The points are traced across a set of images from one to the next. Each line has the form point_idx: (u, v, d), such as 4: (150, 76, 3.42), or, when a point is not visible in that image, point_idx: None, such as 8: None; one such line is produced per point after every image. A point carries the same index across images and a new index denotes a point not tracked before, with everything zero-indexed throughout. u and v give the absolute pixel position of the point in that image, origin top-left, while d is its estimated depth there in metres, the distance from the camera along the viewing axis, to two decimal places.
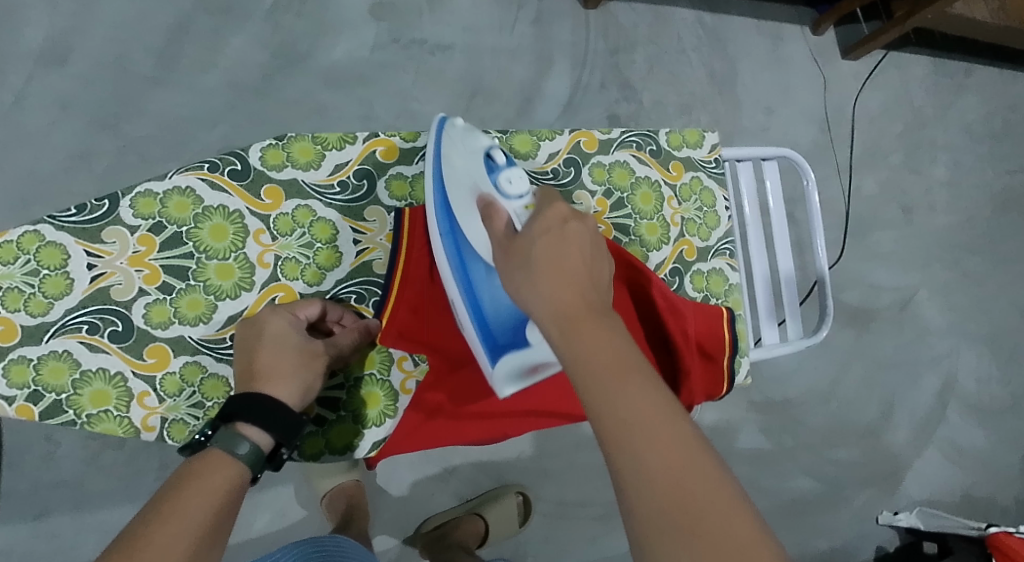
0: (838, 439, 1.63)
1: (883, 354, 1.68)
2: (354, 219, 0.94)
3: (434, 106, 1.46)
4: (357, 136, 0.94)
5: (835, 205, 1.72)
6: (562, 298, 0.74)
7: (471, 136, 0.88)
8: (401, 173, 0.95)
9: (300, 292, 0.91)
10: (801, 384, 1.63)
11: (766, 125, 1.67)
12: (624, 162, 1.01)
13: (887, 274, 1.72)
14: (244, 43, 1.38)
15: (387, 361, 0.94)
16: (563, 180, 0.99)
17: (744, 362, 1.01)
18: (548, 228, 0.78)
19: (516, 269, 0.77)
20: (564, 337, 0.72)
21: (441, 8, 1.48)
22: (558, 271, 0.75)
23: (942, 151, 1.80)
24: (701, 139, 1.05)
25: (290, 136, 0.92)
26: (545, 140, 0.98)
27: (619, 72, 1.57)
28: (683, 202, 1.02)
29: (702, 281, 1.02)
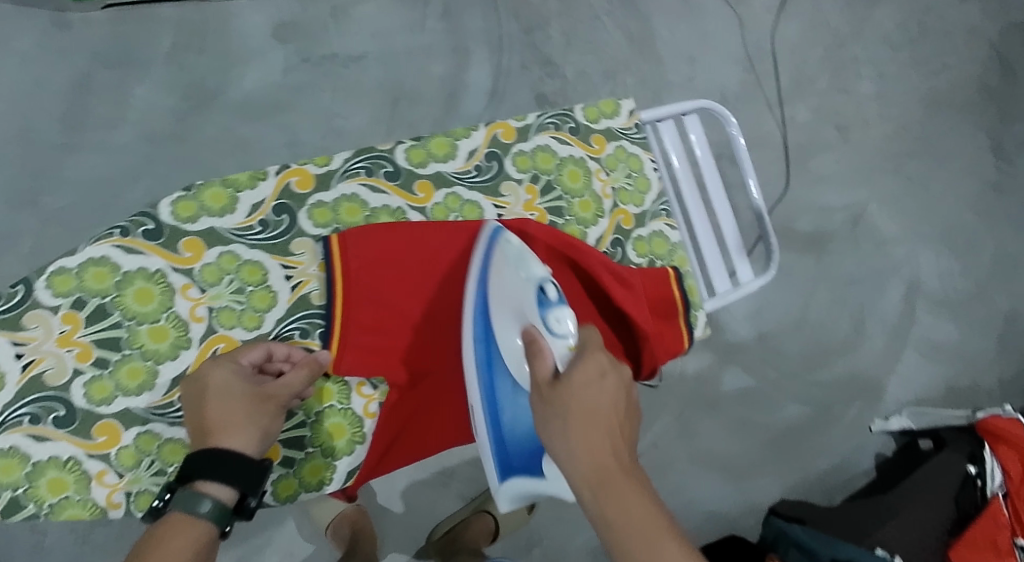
0: (818, 364, 1.65)
1: (846, 273, 1.71)
2: (282, 255, 0.91)
3: (359, 117, 1.44)
4: (268, 170, 0.92)
5: (772, 139, 1.73)
6: (600, 461, 0.79)
7: (525, 262, 0.87)
8: (321, 201, 0.93)
9: (241, 340, 0.89)
10: (772, 319, 1.65)
11: (691, 75, 1.68)
12: (545, 145, 1.00)
13: (835, 195, 1.75)
14: (151, 91, 1.36)
15: (345, 390, 0.92)
16: (488, 175, 0.97)
17: (700, 315, 1.01)
18: (587, 381, 0.81)
19: (553, 418, 0.81)
20: (599, 495, 0.78)
21: (345, 20, 1.46)
22: (594, 431, 0.79)
23: (865, 67, 1.82)
24: (617, 108, 1.05)
25: (198, 184, 0.89)
26: (461, 138, 0.97)
27: (536, 48, 1.56)
28: (611, 173, 1.02)
29: (644, 246, 1.02)
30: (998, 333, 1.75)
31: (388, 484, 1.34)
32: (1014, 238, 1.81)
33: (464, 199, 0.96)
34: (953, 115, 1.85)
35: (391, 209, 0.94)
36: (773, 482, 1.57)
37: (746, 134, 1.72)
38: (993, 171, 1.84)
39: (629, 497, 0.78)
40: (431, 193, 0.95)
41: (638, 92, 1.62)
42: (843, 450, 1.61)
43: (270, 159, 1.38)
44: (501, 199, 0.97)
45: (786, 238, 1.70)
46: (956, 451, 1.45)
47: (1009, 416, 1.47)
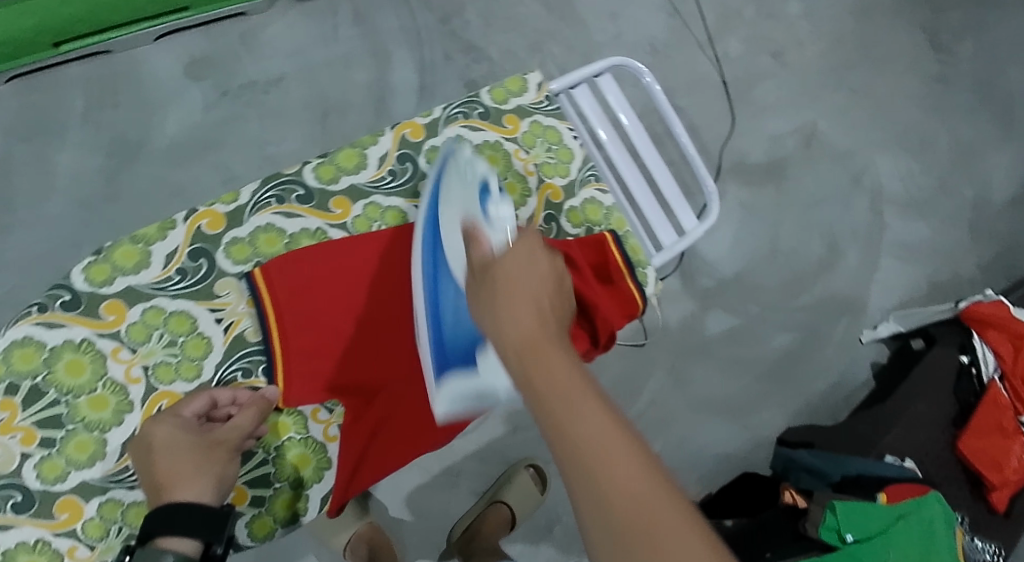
0: (797, 289, 1.66)
1: (807, 195, 1.72)
2: (208, 299, 0.90)
3: (292, 140, 1.44)
4: (176, 218, 0.90)
5: (710, 78, 1.73)
6: (525, 329, 0.74)
7: (471, 162, 0.90)
8: (237, 237, 0.92)
9: (184, 392, 0.88)
10: (742, 255, 1.66)
11: (617, 31, 1.68)
12: (457, 136, 0.99)
13: (781, 121, 1.75)
14: (74, 156, 1.35)
15: (301, 421, 0.92)
16: (404, 177, 0.97)
17: (649, 271, 1.01)
18: (518, 257, 0.80)
19: (483, 295, 0.78)
20: (522, 358, 0.73)
21: (256, 47, 1.46)
22: (519, 297, 0.76)
23: None
24: (524, 83, 1.04)
25: (108, 245, 0.88)
26: (369, 146, 0.96)
27: (457, 34, 1.55)
28: (531, 150, 1.02)
29: (578, 216, 1.02)
30: (966, 223, 1.77)
31: (397, 490, 1.34)
32: (963, 128, 1.83)
33: (385, 207, 0.96)
34: (881, 19, 1.86)
35: (311, 231, 0.93)
36: (776, 412, 1.58)
37: (684, 79, 1.72)
38: (933, 65, 1.86)
39: (552, 359, 0.72)
40: (349, 207, 0.95)
41: (567, 59, 1.62)
42: (836, 368, 1.63)
43: (208, 200, 1.39)
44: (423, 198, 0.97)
45: (743, 172, 1.71)
46: (947, 345, 1.47)
47: (993, 301, 1.48)
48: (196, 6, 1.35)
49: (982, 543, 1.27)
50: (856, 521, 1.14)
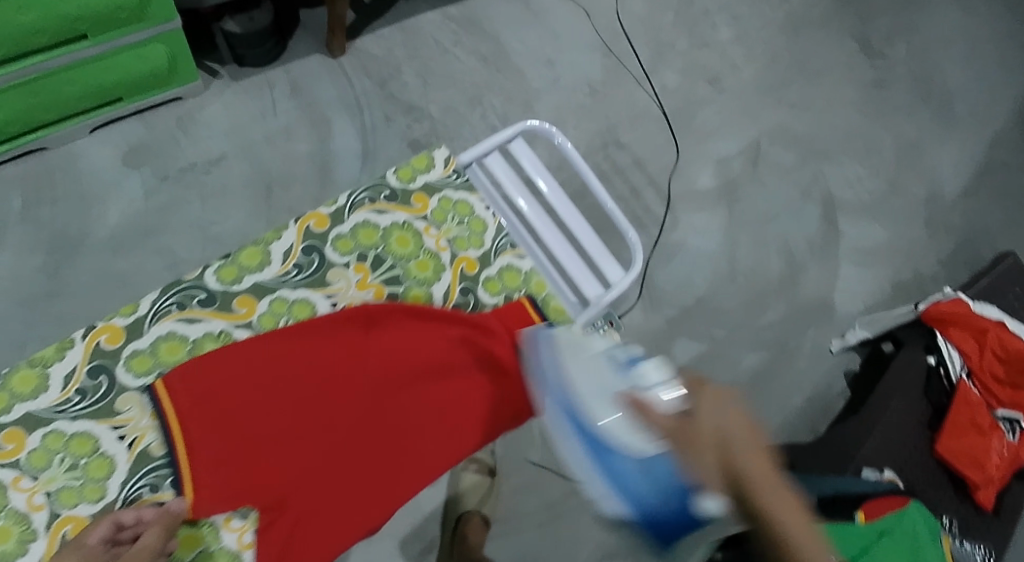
0: (761, 305, 1.62)
1: (759, 211, 1.68)
2: (109, 417, 0.89)
3: (234, 217, 1.44)
4: (74, 337, 0.90)
5: (650, 110, 1.67)
6: (764, 482, 0.72)
7: (578, 344, 0.90)
8: (138, 349, 0.91)
9: (89, 515, 0.86)
10: (703, 279, 1.61)
11: (555, 77, 1.63)
12: (365, 221, 1.00)
13: (724, 144, 1.71)
14: (14, 256, 1.38)
15: (213, 530, 0.88)
16: (311, 269, 0.97)
17: (574, 330, 1.01)
18: (713, 411, 0.76)
19: (692, 459, 0.75)
20: (771, 523, 0.72)
21: (194, 127, 1.48)
22: (745, 455, 0.73)
23: (717, 17, 1.83)
24: (431, 160, 1.05)
25: (6, 372, 0.88)
26: (272, 242, 0.97)
27: (395, 97, 1.54)
28: (441, 225, 1.02)
29: (495, 285, 1.02)
30: (921, 219, 1.76)
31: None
32: (906, 127, 1.84)
33: (292, 300, 0.95)
34: (812, 32, 1.89)
35: (215, 334, 0.93)
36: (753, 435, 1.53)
37: (624, 113, 1.65)
38: (869, 70, 1.89)
39: (797, 518, 0.72)
40: (253, 305, 0.94)
41: (508, 109, 1.58)
42: (812, 379, 1.58)
43: (154, 287, 1.39)
44: (332, 286, 0.97)
45: (696, 199, 1.65)
46: (913, 348, 1.46)
47: (949, 297, 1.46)
48: (129, 96, 1.43)
49: (971, 547, 1.29)
50: (846, 541, 1.12)
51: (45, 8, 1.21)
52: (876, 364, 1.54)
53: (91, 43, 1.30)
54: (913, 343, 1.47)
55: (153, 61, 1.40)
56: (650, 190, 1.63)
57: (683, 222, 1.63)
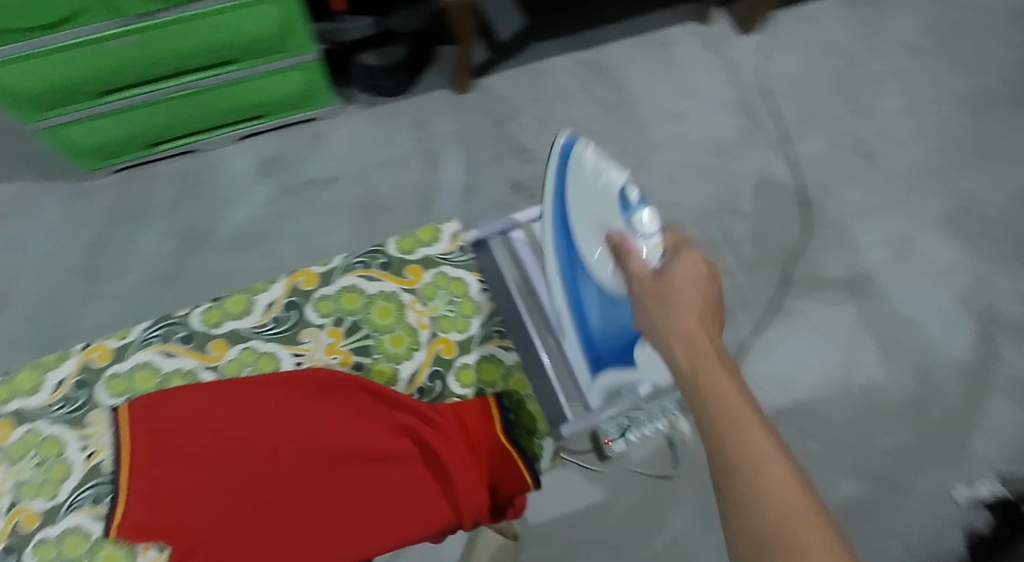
0: (876, 427, 1.36)
1: (895, 315, 1.42)
2: (78, 427, 1.15)
3: (336, 233, 1.54)
4: (72, 352, 1.19)
5: (783, 181, 1.50)
6: (688, 288, 0.89)
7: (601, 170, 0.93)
8: (117, 373, 1.18)
9: (38, 508, 1.11)
10: (806, 382, 1.39)
11: (680, 132, 1.53)
12: (352, 286, 1.21)
13: (870, 229, 1.48)
14: (154, 240, 1.56)
15: (130, 553, 1.09)
16: (287, 324, 1.20)
17: (546, 442, 1.15)
18: (685, 273, 0.89)
19: (655, 308, 0.89)
20: (671, 328, 0.87)
21: (322, 146, 1.59)
22: (687, 315, 0.87)
23: (889, 81, 1.58)
24: (437, 234, 1.24)
25: (15, 371, 1.17)
26: (259, 293, 1.21)
27: (507, 136, 1.54)
28: (428, 302, 1.20)
29: (464, 375, 1.18)
30: None
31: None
32: None
33: (260, 352, 1.19)
34: (1002, 114, 1.58)
35: (184, 371, 1.18)
36: None
37: (749, 179, 1.51)
38: None
39: (724, 382, 0.83)
40: (224, 350, 1.19)
41: (621, 161, 1.51)
42: (920, 531, 1.29)
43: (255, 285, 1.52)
44: (302, 344, 1.19)
45: (817, 290, 1.44)
46: None
47: None
48: (273, 113, 1.55)
49: None
50: None
51: (199, 40, 1.34)
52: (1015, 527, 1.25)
53: (236, 68, 1.42)
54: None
55: (291, 87, 1.50)
56: (765, 268, 1.45)
57: (797, 309, 1.43)
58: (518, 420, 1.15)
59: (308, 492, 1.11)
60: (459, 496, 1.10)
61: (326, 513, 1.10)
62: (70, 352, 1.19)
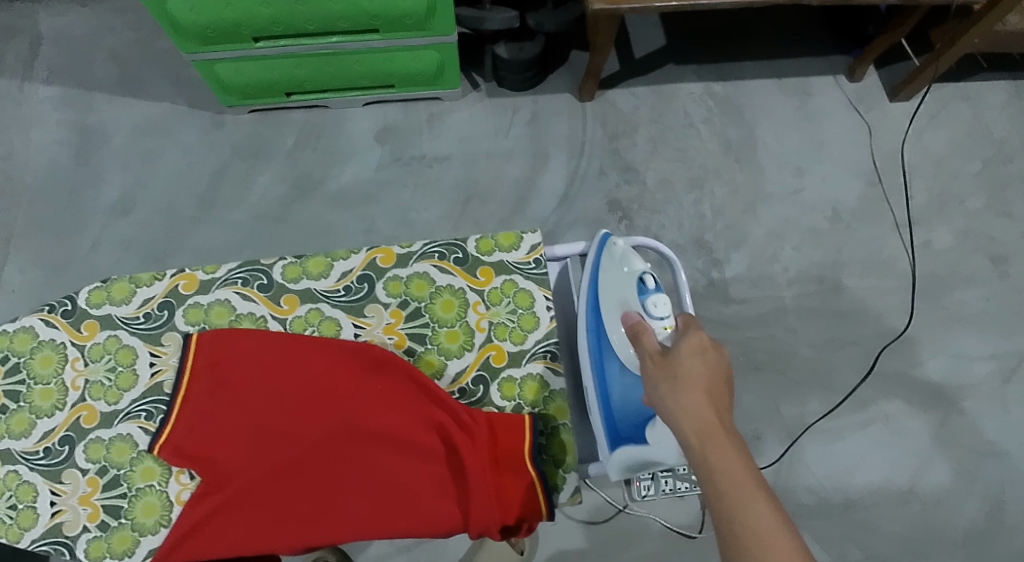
0: (924, 548, 1.31)
1: (978, 438, 1.35)
2: (153, 344, 1.15)
3: (433, 212, 1.55)
4: (166, 274, 1.18)
5: (896, 263, 1.42)
6: (697, 366, 0.95)
7: (628, 259, 1.11)
8: (198, 303, 1.17)
9: (101, 410, 1.13)
10: (864, 481, 1.33)
11: (797, 187, 1.47)
12: (423, 273, 1.20)
13: (976, 340, 1.39)
14: (269, 179, 1.60)
15: (166, 474, 1.11)
16: (356, 295, 1.19)
17: (569, 476, 1.13)
18: (692, 351, 0.96)
19: (664, 384, 0.95)
20: (678, 404, 0.92)
21: (439, 125, 1.60)
22: (696, 391, 0.92)
23: None
24: (518, 241, 1.22)
25: (112, 279, 1.17)
26: (338, 260, 1.20)
27: (616, 153, 1.52)
28: (491, 306, 1.19)
29: (508, 387, 1.17)
30: None
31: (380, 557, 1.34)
32: None
33: (326, 315, 1.18)
34: None
35: (255, 316, 1.17)
36: None
37: (861, 255, 1.43)
38: None
39: (729, 454, 0.87)
40: (295, 306, 1.18)
41: (727, 203, 1.47)
42: None
43: (348, 245, 1.55)
44: (364, 318, 1.18)
45: (901, 388, 1.37)
46: None
47: None
48: (400, 85, 1.57)
49: None
50: None
51: (350, 5, 1.36)
52: None
53: (378, 37, 1.44)
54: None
55: (425, 64, 1.51)
56: (848, 349, 1.39)
57: (876, 405, 1.37)
58: (548, 447, 1.15)
59: (332, 464, 1.10)
60: (472, 509, 1.08)
61: (346, 490, 1.10)
62: (164, 272, 1.18)
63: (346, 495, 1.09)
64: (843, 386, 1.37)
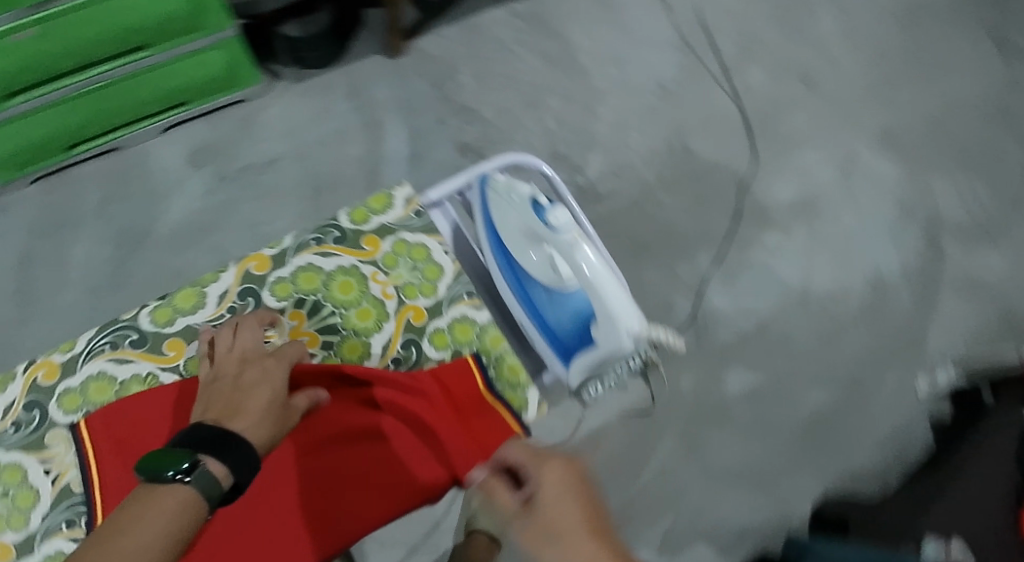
0: (839, 336, 1.36)
1: (845, 229, 1.44)
2: (38, 450, 1.05)
3: (284, 218, 1.47)
4: (16, 373, 1.08)
5: (724, 113, 1.51)
6: (564, 517, 0.78)
7: (515, 188, 1.15)
8: (70, 387, 1.08)
9: (12, 541, 1.01)
10: (767, 301, 1.39)
11: (621, 76, 1.54)
12: (308, 265, 1.16)
13: (818, 150, 1.50)
14: (87, 246, 1.44)
15: None
16: (243, 313, 1.13)
17: (530, 394, 1.15)
18: (552, 489, 0.80)
19: (549, 555, 0.76)
20: None
21: (255, 130, 1.52)
22: (582, 546, 0.75)
23: (816, 7, 1.62)
24: (388, 201, 1.20)
25: None
26: (209, 285, 1.14)
27: (447, 97, 1.52)
28: (390, 271, 1.17)
29: (438, 338, 1.15)
30: None
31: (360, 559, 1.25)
32: None
33: None
34: (933, 23, 1.61)
35: (142, 376, 1.09)
36: (806, 477, 1.29)
37: (695, 116, 1.51)
38: (1002, 67, 1.58)
39: None
40: (182, 348, 1.11)
41: (566, 110, 1.51)
42: (893, 427, 1.31)
43: None
44: (264, 332, 1.13)
45: (769, 214, 1.44)
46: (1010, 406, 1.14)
47: None
48: (191, 100, 1.47)
49: None
50: None
51: (110, 23, 1.25)
52: (969, 414, 1.20)
53: (150, 52, 1.33)
54: (1016, 402, 1.14)
55: (210, 69, 1.42)
56: (715, 200, 1.45)
57: (755, 236, 1.43)
58: (500, 376, 1.14)
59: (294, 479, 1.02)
60: (452, 457, 1.06)
61: (325, 496, 1.02)
62: (15, 373, 1.08)
63: (325, 496, 1.02)
64: (720, 228, 1.43)
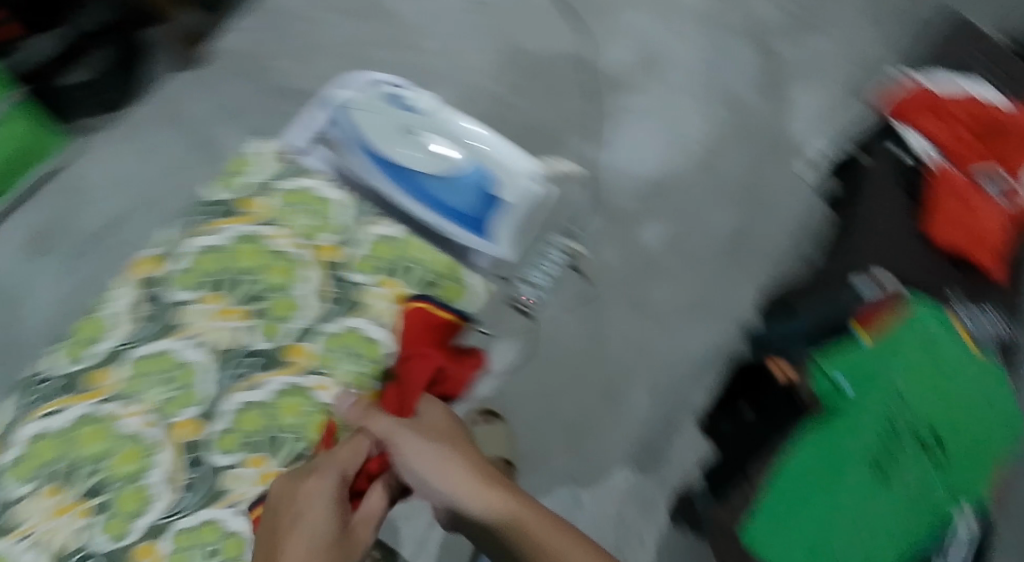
0: (724, 160, 1.46)
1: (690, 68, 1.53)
2: (11, 531, 1.09)
3: None
4: None
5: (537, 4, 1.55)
6: (444, 424, 1.05)
7: (369, 95, 1.38)
8: (11, 460, 1.12)
9: None
10: (651, 155, 1.46)
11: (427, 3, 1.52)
12: (202, 250, 1.26)
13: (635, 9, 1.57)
14: None
15: None
16: (162, 314, 1.22)
17: (469, 277, 1.33)
18: (438, 415, 1.08)
19: (429, 439, 1.01)
20: (449, 448, 1.00)
21: (72, 190, 1.32)
22: (457, 441, 1.02)
23: None
24: (247, 167, 1.35)
25: None
26: (107, 306, 1.22)
27: (264, 82, 1.44)
28: (285, 224, 1.31)
29: (359, 267, 1.30)
30: (856, 20, 1.61)
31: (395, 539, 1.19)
32: None
33: (157, 352, 1.19)
34: None
35: (85, 417, 1.14)
36: (748, 287, 1.39)
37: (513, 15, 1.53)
38: None
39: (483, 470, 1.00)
40: (110, 374, 1.17)
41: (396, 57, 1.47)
42: (799, 217, 1.44)
43: None
44: (192, 322, 1.21)
45: (616, 80, 1.51)
46: (881, 158, 1.42)
47: (915, 89, 1.48)
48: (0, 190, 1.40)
49: (985, 312, 1.28)
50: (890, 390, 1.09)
51: None
52: (856, 179, 1.43)
53: None
54: (882, 155, 1.42)
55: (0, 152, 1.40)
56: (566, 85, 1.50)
57: (614, 104, 1.50)
58: (434, 273, 1.31)
59: None
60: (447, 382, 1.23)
61: None
62: None
63: None
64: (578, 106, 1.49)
